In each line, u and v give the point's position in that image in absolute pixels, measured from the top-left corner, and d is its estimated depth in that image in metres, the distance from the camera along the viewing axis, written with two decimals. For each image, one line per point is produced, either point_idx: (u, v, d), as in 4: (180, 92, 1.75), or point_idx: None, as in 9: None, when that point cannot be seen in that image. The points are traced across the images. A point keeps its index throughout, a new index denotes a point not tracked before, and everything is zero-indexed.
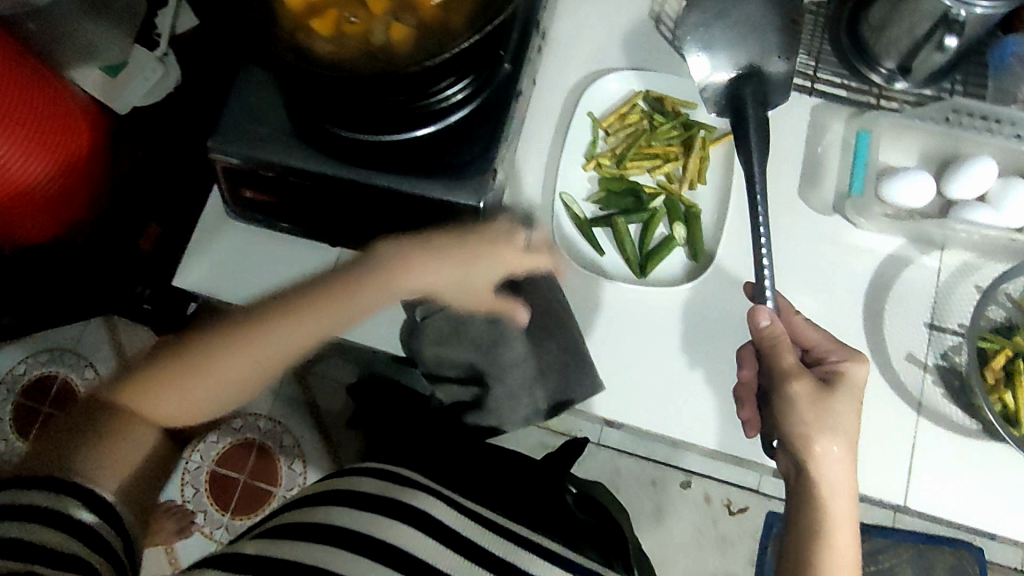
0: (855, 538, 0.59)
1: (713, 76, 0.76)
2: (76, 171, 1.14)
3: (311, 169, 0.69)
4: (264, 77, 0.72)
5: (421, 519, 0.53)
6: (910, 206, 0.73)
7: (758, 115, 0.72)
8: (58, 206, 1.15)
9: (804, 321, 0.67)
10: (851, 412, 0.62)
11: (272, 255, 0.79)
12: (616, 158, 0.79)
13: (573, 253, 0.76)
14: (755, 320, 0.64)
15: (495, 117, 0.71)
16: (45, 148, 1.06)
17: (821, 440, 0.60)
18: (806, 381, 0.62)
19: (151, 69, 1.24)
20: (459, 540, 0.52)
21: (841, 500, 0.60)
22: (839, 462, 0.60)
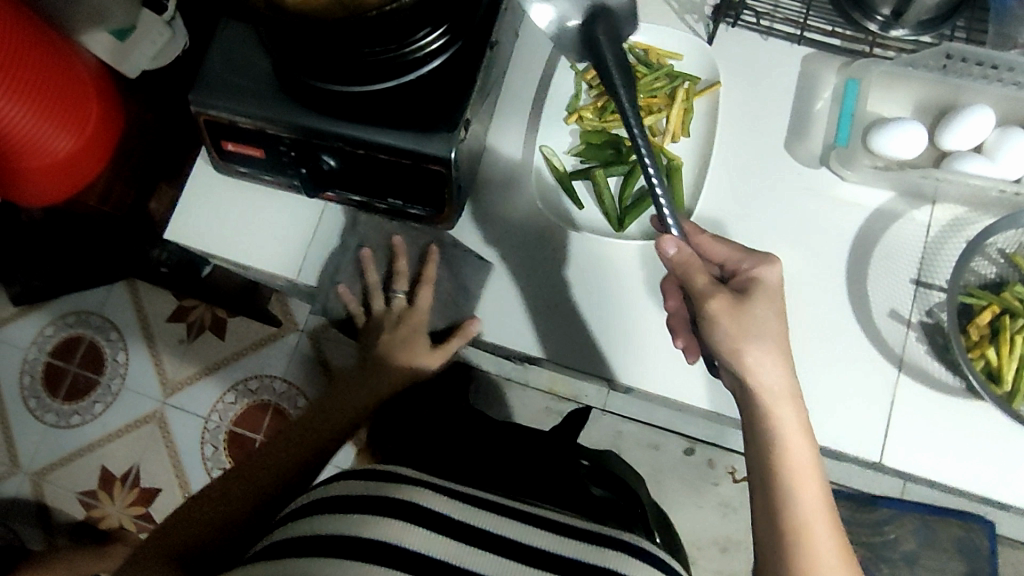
0: (807, 442, 0.58)
1: (562, 23, 0.68)
2: (87, 133, 1.18)
3: (286, 119, 0.69)
4: (243, 31, 0.73)
5: (418, 514, 0.50)
6: (900, 156, 0.70)
7: (617, 56, 0.64)
8: (75, 168, 1.20)
9: (710, 238, 0.64)
10: (772, 316, 0.59)
11: (260, 212, 0.80)
12: (599, 111, 0.77)
13: (552, 207, 0.76)
14: (662, 250, 0.60)
15: (470, 67, 0.70)
16: (55, 112, 1.10)
17: (753, 353, 0.58)
18: (723, 298, 0.59)
19: (158, 33, 1.20)
20: (451, 525, 0.50)
21: (786, 406, 0.58)
22: (774, 369, 0.58)
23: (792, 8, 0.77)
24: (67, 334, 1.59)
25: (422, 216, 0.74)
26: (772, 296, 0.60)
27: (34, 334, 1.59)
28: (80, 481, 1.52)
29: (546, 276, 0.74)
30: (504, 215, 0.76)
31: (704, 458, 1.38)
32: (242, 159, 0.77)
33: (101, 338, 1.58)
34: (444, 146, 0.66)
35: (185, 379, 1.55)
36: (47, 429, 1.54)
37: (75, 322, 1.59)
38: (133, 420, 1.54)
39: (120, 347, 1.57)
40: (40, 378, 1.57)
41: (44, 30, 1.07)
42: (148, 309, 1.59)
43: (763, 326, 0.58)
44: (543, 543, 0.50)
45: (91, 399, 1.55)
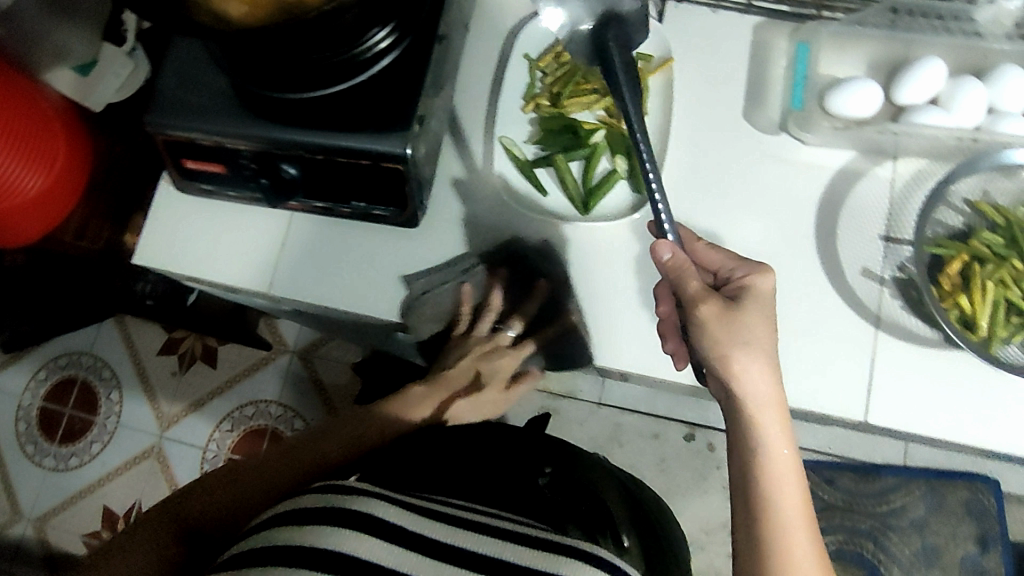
0: (790, 444, 0.57)
1: (577, 28, 0.69)
2: (57, 169, 1.18)
3: (242, 131, 0.69)
4: (193, 47, 0.73)
5: (373, 524, 0.50)
6: (858, 115, 0.71)
7: (624, 58, 0.64)
8: (49, 205, 1.20)
9: (706, 247, 0.65)
10: (762, 323, 0.59)
11: (229, 229, 0.80)
12: (554, 98, 0.76)
13: (518, 196, 0.75)
14: (657, 254, 0.60)
15: (421, 63, 0.69)
16: (23, 150, 1.10)
17: (740, 359, 0.58)
18: (714, 304, 0.59)
19: (121, 64, 1.24)
20: (403, 534, 0.49)
21: (771, 416, 0.58)
22: (760, 377, 0.58)
23: None
24: (58, 376, 1.58)
25: (387, 216, 0.74)
26: (761, 303, 0.60)
27: (26, 379, 1.58)
28: (82, 522, 1.50)
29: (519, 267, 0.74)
30: (471, 210, 0.76)
31: (705, 443, 1.38)
32: (205, 175, 0.76)
33: (93, 377, 1.57)
34: (401, 144, 0.66)
35: (180, 411, 1.55)
36: (46, 474, 1.53)
37: (66, 363, 1.58)
38: (131, 457, 1.53)
39: (114, 384, 1.57)
40: (35, 423, 1.55)
41: (6, 71, 1.07)
42: (138, 344, 1.58)
43: (751, 332, 0.59)
44: (486, 547, 0.49)
45: (87, 440, 1.54)
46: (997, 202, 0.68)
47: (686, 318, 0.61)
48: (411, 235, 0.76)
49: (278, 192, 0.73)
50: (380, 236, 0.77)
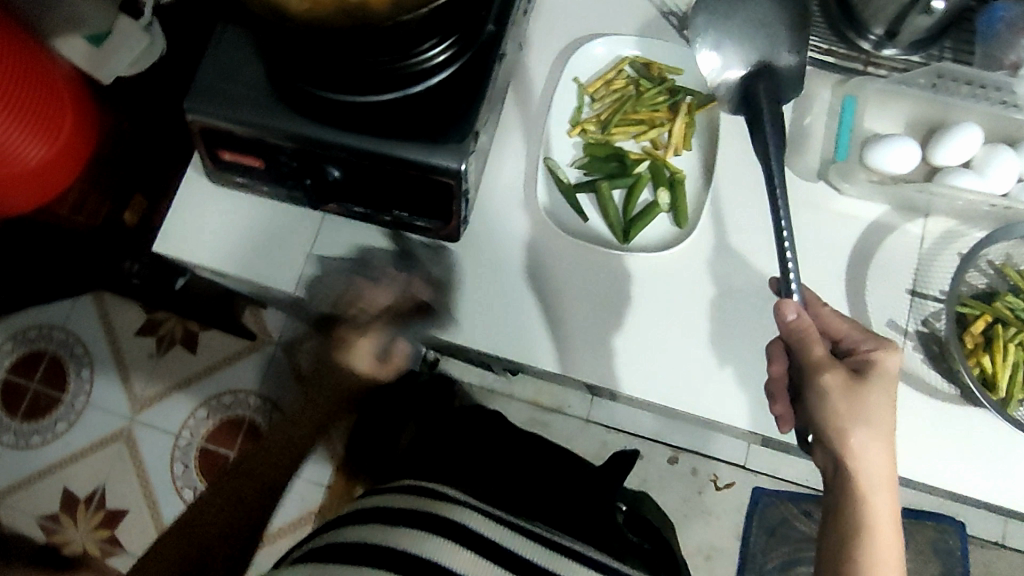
0: (895, 521, 0.62)
1: (724, 73, 0.71)
2: (60, 139, 1.14)
3: (287, 129, 0.67)
4: (240, 39, 0.71)
5: (450, 528, 0.60)
6: (893, 172, 0.73)
7: (774, 111, 0.67)
8: (48, 177, 1.15)
9: (831, 313, 0.66)
10: (884, 402, 0.62)
11: (246, 225, 0.78)
12: (602, 124, 0.77)
13: (556, 217, 0.75)
14: (782, 314, 0.64)
15: (479, 79, 0.68)
16: (24, 115, 1.06)
17: (858, 435, 0.61)
18: (838, 373, 0.62)
19: (136, 38, 1.18)
20: (469, 538, 0.59)
21: (884, 493, 0.62)
22: (876, 454, 0.62)
23: None
24: (27, 348, 1.52)
25: (428, 228, 0.72)
26: (886, 380, 0.63)
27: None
28: (42, 502, 1.45)
29: (553, 284, 0.72)
30: (509, 227, 0.74)
31: (689, 467, 1.40)
32: (236, 170, 0.74)
33: (65, 354, 1.52)
34: (455, 158, 0.64)
35: (153, 395, 1.50)
36: (6, 450, 1.47)
37: (36, 336, 1.53)
38: (98, 439, 1.48)
39: (85, 362, 1.51)
40: None
41: (17, 34, 1.04)
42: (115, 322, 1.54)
43: (871, 410, 0.62)
44: (538, 556, 0.60)
45: (53, 418, 1.48)
46: (1018, 267, 0.71)
47: (804, 382, 0.64)
48: (445, 248, 0.75)
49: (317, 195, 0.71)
50: (413, 246, 0.75)
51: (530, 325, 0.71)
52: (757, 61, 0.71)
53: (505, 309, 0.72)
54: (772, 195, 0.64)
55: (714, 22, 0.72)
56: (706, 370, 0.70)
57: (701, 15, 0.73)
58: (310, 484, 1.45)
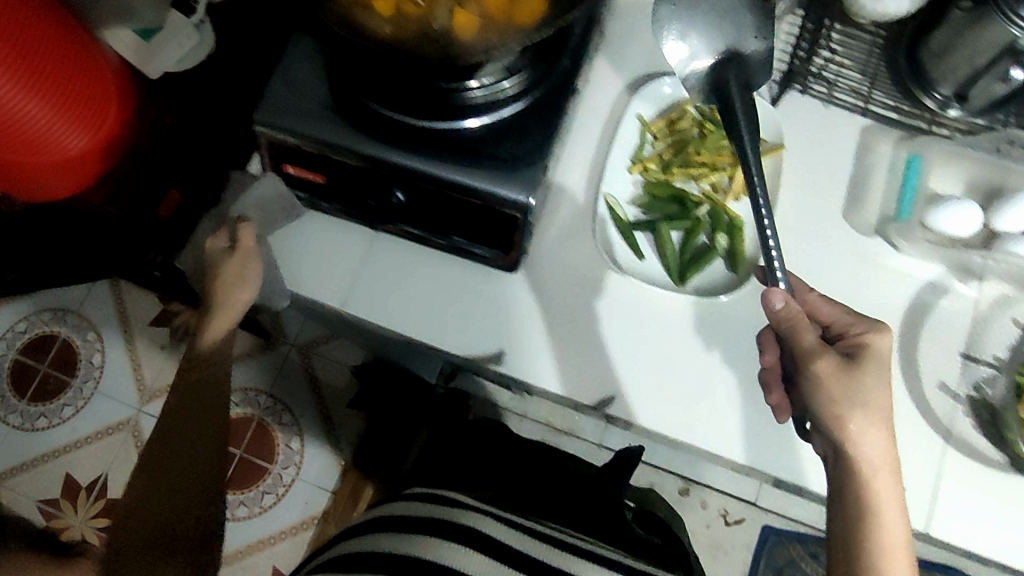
0: (901, 511, 0.59)
1: (692, 64, 0.70)
2: (96, 127, 1.12)
3: (356, 148, 0.67)
4: (312, 52, 0.71)
5: (466, 534, 0.56)
6: (956, 234, 0.73)
7: (746, 101, 0.65)
8: (81, 165, 1.14)
9: (819, 299, 0.66)
10: (880, 385, 0.62)
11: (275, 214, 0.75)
12: (663, 164, 0.77)
13: (614, 254, 0.75)
14: (769, 303, 0.62)
15: (550, 111, 0.68)
16: (61, 99, 1.03)
17: (856, 421, 0.60)
18: (831, 361, 0.61)
19: (185, 35, 1.17)
20: (482, 541, 0.55)
21: (887, 481, 0.60)
22: (875, 439, 0.60)
23: (856, 80, 0.79)
24: (40, 330, 1.52)
25: (487, 256, 0.73)
26: (879, 363, 0.62)
27: (5, 329, 1.51)
28: (43, 486, 1.43)
29: (605, 321, 0.73)
30: (565, 260, 0.74)
31: (699, 499, 1.39)
32: (301, 185, 0.74)
33: (77, 338, 1.51)
34: (523, 191, 0.64)
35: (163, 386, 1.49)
36: (12, 431, 1.46)
37: (50, 319, 1.52)
38: (104, 427, 1.46)
39: (97, 347, 1.51)
40: (8, 377, 1.49)
41: (67, 22, 1.02)
42: (130, 311, 1.53)
43: (868, 395, 0.61)
44: (551, 556, 0.55)
45: (60, 403, 1.47)
46: None
47: (798, 371, 0.63)
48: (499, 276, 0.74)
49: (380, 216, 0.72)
50: (467, 271, 0.75)
51: (580, 356, 0.72)
52: (725, 50, 0.70)
53: (555, 344, 0.72)
54: (749, 180, 0.62)
55: (677, 11, 0.71)
56: (754, 418, 0.71)
57: (664, 5, 0.70)
58: (314, 488, 1.42)
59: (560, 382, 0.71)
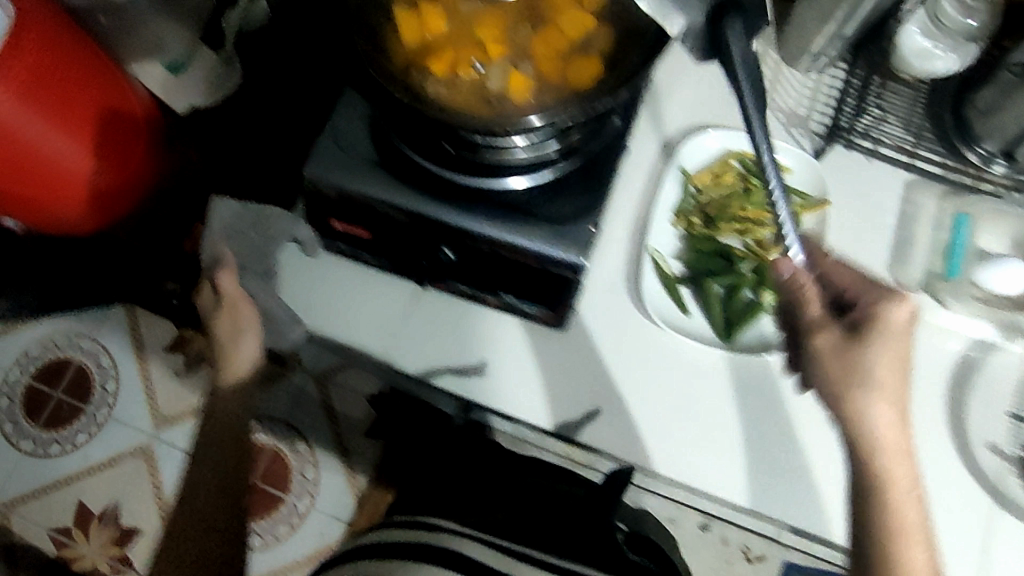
0: (913, 496, 0.58)
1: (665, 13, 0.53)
2: (123, 164, 1.11)
3: (407, 205, 0.66)
4: (359, 107, 0.71)
5: (443, 556, 0.52)
6: (1004, 292, 0.72)
7: (746, 65, 0.54)
8: (105, 201, 1.13)
9: (836, 262, 0.61)
10: (896, 364, 0.57)
11: (259, 241, 0.75)
12: (707, 219, 0.77)
13: (658, 310, 0.74)
14: (778, 271, 0.60)
15: (600, 169, 0.68)
16: (89, 137, 1.02)
17: (863, 400, 0.57)
18: (830, 336, 0.58)
19: (215, 69, 1.15)
20: (457, 562, 0.52)
21: (895, 458, 0.57)
22: (885, 418, 0.57)
23: (900, 135, 0.79)
24: (54, 355, 1.38)
25: (533, 313, 0.73)
26: (895, 338, 0.57)
27: (17, 353, 1.38)
28: (54, 518, 1.31)
29: (649, 377, 0.73)
30: (609, 313, 0.75)
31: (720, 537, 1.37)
32: (345, 237, 0.74)
33: (91, 363, 1.37)
34: (577, 253, 0.64)
35: (177, 412, 1.35)
36: (21, 458, 1.33)
37: (62, 342, 1.38)
38: (117, 453, 1.34)
39: (111, 374, 1.36)
40: (20, 403, 1.35)
41: (99, 59, 1.02)
42: (143, 333, 1.38)
43: (879, 374, 0.57)
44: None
45: (73, 428, 1.34)
46: None
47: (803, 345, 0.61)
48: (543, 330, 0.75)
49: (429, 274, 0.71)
50: (513, 324, 0.75)
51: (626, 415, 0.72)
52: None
53: (604, 397, 0.73)
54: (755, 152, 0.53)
55: None
56: (797, 477, 0.71)
57: None
58: (328, 517, 1.30)
59: (611, 434, 0.72)
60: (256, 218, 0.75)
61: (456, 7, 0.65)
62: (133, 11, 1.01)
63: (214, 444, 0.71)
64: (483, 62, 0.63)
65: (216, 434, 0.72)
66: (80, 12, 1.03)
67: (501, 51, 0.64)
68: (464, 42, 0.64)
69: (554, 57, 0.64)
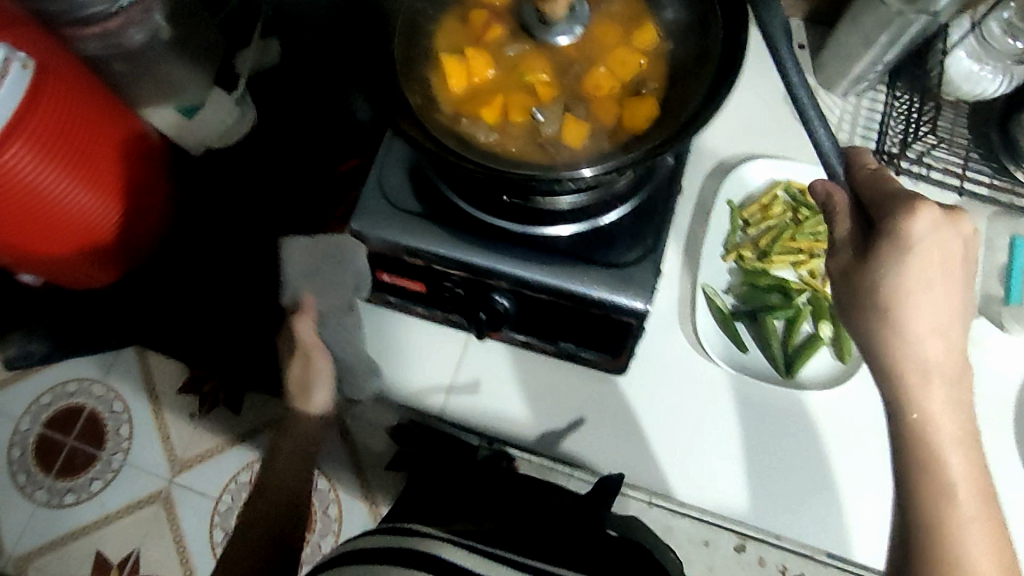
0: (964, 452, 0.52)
1: None
2: (139, 210, 1.07)
3: (461, 258, 0.65)
4: (405, 155, 0.69)
5: (425, 562, 0.46)
6: None
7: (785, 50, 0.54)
8: (120, 248, 1.08)
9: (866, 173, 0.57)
10: (925, 282, 0.53)
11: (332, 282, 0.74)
12: (759, 251, 0.76)
13: (717, 349, 0.73)
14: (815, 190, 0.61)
15: (655, 210, 0.67)
16: (106, 185, 0.98)
17: (892, 331, 0.54)
18: (846, 254, 0.57)
19: (228, 112, 1.12)
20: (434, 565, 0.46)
21: (935, 392, 0.53)
22: (919, 344, 0.53)
23: (948, 159, 0.78)
24: (65, 402, 1.19)
25: (592, 359, 0.71)
26: (917, 253, 0.52)
27: (28, 401, 1.19)
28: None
29: (717, 415, 0.72)
30: (670, 348, 0.74)
31: None
32: (394, 289, 0.72)
33: (104, 410, 1.18)
34: (640, 298, 0.62)
35: (198, 454, 1.15)
36: (36, 509, 1.14)
37: (77, 388, 1.19)
38: (132, 502, 1.13)
39: (127, 418, 1.17)
40: (31, 452, 1.16)
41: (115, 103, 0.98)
42: (157, 376, 1.19)
43: (901, 293, 0.53)
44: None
45: (88, 475, 1.15)
46: None
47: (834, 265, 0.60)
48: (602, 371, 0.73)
49: (489, 325, 0.68)
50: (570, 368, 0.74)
51: (695, 456, 0.70)
52: None
53: (674, 440, 0.71)
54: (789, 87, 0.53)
55: None
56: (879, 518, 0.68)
57: None
58: None
59: (684, 476, 0.70)
60: (327, 255, 0.74)
61: (503, 52, 0.65)
62: (147, 55, 1.00)
63: (291, 460, 0.73)
64: (535, 106, 0.62)
65: (292, 449, 0.74)
66: (93, 61, 0.98)
67: (553, 94, 0.63)
68: (513, 88, 0.63)
69: (608, 100, 0.62)
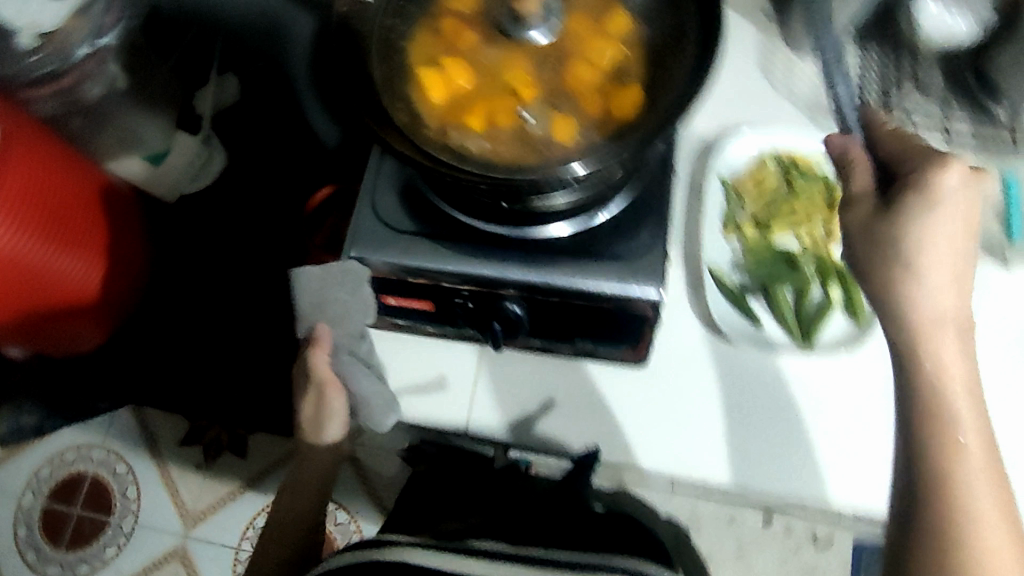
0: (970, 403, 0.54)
1: None
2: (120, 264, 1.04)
3: (468, 272, 0.63)
4: (394, 175, 0.68)
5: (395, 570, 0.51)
6: None
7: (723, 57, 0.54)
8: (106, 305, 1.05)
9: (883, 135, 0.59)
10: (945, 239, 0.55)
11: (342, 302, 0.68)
12: (758, 224, 0.76)
13: (734, 327, 0.72)
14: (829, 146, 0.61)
15: (655, 197, 0.66)
16: (84, 244, 0.96)
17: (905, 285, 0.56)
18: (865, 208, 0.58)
19: (196, 154, 1.09)
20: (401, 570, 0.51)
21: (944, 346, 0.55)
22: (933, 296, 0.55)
23: (928, 107, 0.79)
24: (64, 470, 1.13)
25: (613, 354, 0.70)
26: (944, 205, 0.55)
27: (25, 475, 1.14)
28: None
29: (744, 393, 0.71)
30: (685, 332, 0.73)
31: None
32: (400, 313, 0.71)
33: (106, 472, 1.11)
34: (655, 288, 0.62)
35: (210, 505, 1.09)
36: None
37: (75, 455, 1.13)
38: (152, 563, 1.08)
39: (131, 478, 1.11)
40: (39, 528, 1.12)
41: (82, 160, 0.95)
42: (154, 425, 1.12)
43: (922, 245, 0.55)
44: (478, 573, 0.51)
45: (100, 542, 1.10)
46: None
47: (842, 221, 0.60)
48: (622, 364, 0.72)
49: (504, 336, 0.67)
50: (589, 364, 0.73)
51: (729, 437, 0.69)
52: None
53: (705, 424, 0.70)
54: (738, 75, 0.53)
55: None
56: None
57: None
58: None
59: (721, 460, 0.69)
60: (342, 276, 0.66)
61: (478, 59, 0.64)
62: (107, 108, 0.97)
63: (307, 493, 0.73)
64: (520, 108, 0.61)
65: (310, 483, 0.74)
66: (53, 119, 0.95)
67: (535, 92, 0.62)
68: (496, 94, 0.62)
69: (594, 94, 0.62)
